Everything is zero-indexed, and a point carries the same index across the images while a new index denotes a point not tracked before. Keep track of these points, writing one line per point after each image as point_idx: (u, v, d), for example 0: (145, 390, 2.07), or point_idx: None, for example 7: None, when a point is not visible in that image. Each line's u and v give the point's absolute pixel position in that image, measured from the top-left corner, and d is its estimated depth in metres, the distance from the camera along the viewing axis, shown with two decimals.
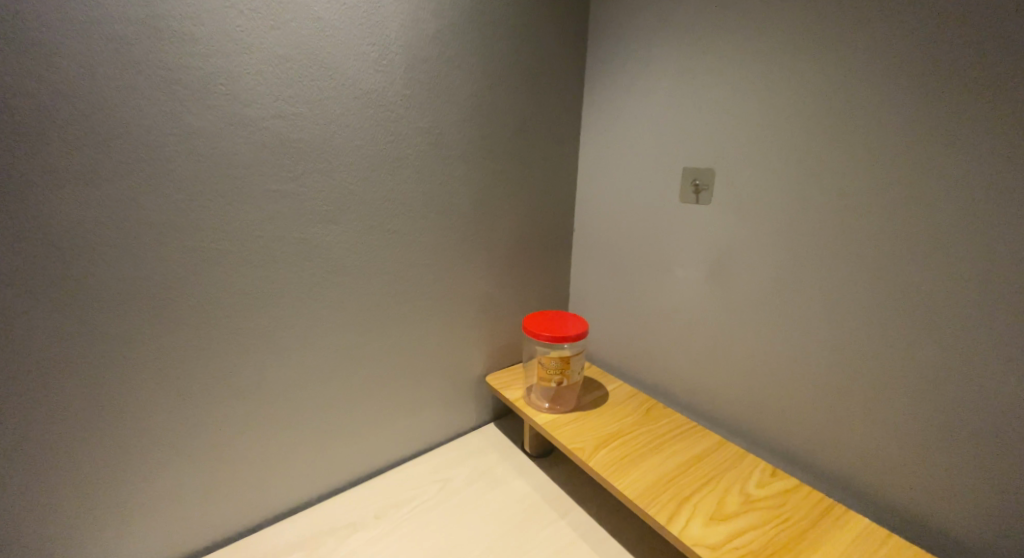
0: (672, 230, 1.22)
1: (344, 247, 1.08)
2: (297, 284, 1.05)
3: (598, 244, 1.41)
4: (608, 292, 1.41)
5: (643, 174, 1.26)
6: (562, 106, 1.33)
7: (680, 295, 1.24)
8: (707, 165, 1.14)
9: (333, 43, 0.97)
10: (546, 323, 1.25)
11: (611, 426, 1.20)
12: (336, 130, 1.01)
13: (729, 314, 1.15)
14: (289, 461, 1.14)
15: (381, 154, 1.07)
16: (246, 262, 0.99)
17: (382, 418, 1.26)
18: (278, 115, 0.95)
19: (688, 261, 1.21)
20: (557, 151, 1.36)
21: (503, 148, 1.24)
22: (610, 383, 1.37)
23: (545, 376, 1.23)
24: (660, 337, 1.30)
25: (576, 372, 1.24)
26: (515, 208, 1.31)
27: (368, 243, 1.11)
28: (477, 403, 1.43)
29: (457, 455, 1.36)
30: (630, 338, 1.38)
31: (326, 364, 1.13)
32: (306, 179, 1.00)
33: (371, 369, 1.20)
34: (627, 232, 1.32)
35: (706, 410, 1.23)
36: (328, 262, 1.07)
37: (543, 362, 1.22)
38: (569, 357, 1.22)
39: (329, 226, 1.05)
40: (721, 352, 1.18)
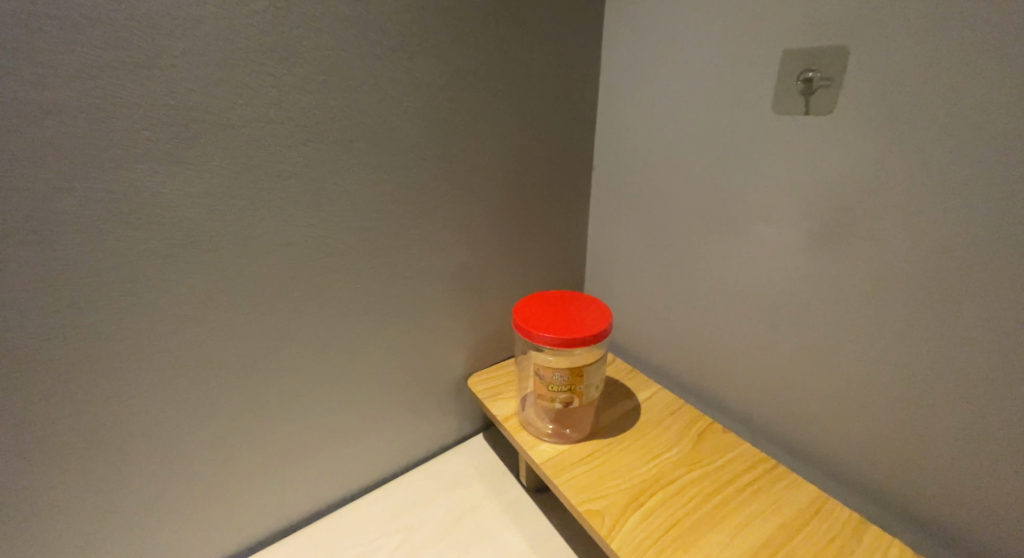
0: (754, 165, 0.76)
1: (210, 202, 0.66)
2: (134, 265, 0.64)
3: (627, 187, 0.96)
4: (642, 259, 0.96)
5: (706, 73, 0.78)
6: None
7: (760, 269, 0.79)
8: (827, 47, 0.65)
9: None
10: (550, 315, 0.83)
11: (645, 468, 0.80)
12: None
13: (847, 303, 0.70)
14: (172, 525, 0.77)
15: (255, 40, 0.63)
16: (23, 231, 0.57)
17: (315, 450, 0.88)
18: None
19: (777, 216, 0.75)
20: (566, 44, 0.88)
21: (476, 37, 0.78)
22: (645, 387, 0.96)
23: (547, 394, 0.82)
24: (723, 330, 0.86)
25: (593, 387, 0.83)
26: (500, 135, 0.87)
27: (256, 195, 0.68)
28: (457, 413, 1.04)
29: (429, 488, 0.98)
30: (674, 328, 0.94)
31: (210, 383, 0.73)
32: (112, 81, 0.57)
33: (290, 385, 0.80)
34: (675, 170, 0.86)
35: (795, 443, 0.81)
36: (186, 227, 0.65)
37: (543, 374, 0.81)
38: (583, 367, 0.81)
39: (175, 166, 0.62)
40: (825, 360, 0.74)
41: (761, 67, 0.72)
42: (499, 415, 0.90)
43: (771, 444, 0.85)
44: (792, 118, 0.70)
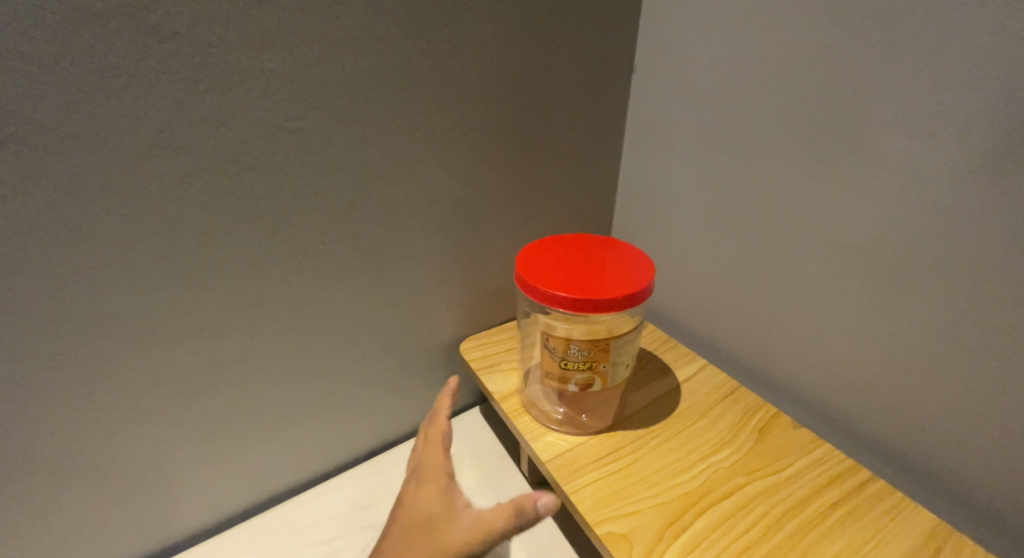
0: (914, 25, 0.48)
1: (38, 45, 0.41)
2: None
3: (690, 92, 0.69)
4: (704, 184, 0.70)
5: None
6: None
7: (897, 193, 0.53)
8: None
9: None
10: (568, 267, 0.60)
11: (686, 476, 0.59)
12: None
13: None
14: (49, 528, 0.56)
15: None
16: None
17: (256, 428, 0.65)
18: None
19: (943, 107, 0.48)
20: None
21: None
22: (685, 364, 0.75)
23: (560, 373, 0.61)
24: (821, 283, 0.61)
25: (621, 367, 0.61)
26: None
27: (121, 45, 0.43)
28: (448, 381, 0.81)
29: (410, 474, 0.76)
30: (743, 279, 0.69)
31: (82, 336, 0.50)
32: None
33: (211, 342, 0.57)
34: (772, 48, 0.59)
35: (914, 447, 0.58)
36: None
37: (555, 348, 0.59)
38: (611, 341, 0.59)
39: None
40: (995, 332, 0.49)
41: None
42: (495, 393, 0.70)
43: (876, 444, 0.61)
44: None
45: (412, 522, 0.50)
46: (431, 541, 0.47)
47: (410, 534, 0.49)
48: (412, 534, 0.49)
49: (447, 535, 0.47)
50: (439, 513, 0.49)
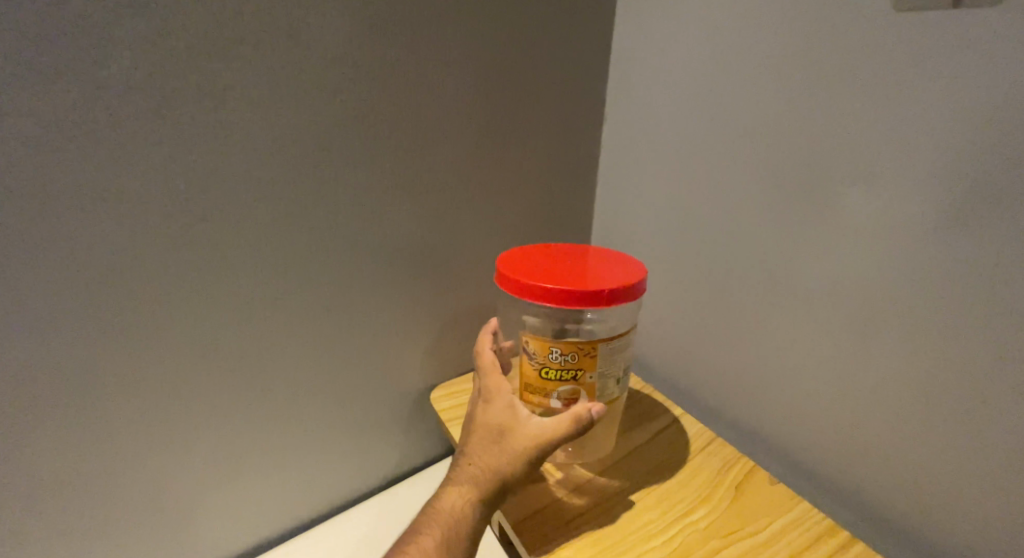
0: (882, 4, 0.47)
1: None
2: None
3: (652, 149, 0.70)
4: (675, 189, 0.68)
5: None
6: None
7: (871, 182, 0.50)
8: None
9: None
10: (552, 267, 0.58)
11: (658, 541, 0.56)
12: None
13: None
14: None
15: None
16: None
17: (202, 483, 0.61)
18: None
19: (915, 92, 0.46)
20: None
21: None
22: (663, 415, 0.73)
23: (540, 381, 0.56)
24: (802, 290, 0.57)
25: (609, 379, 0.57)
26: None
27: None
28: (408, 407, 0.75)
29: (368, 534, 0.70)
30: (719, 289, 0.66)
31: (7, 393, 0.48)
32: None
33: (118, 341, 0.51)
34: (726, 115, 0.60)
35: (905, 467, 0.53)
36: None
37: (535, 355, 0.55)
38: (597, 345, 0.55)
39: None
40: (982, 332, 0.46)
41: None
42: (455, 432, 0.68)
43: (857, 494, 0.57)
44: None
45: (480, 431, 0.54)
46: (502, 448, 0.52)
47: (482, 439, 0.54)
48: (484, 442, 0.53)
49: (517, 438, 0.52)
50: (508, 421, 0.54)
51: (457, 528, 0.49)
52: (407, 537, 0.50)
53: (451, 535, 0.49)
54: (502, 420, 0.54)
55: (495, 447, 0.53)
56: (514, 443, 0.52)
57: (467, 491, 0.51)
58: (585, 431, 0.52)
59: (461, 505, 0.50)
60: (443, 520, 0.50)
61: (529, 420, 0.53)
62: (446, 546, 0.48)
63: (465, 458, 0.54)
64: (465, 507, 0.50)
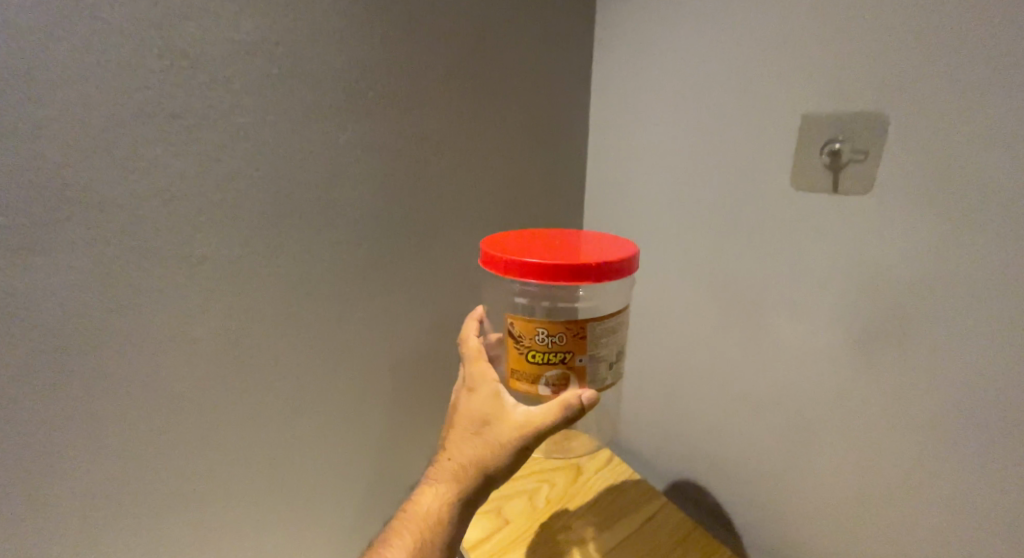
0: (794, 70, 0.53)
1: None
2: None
3: None
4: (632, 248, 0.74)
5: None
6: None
7: (773, 303, 0.58)
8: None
9: None
10: (538, 246, 0.54)
11: None
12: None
13: (914, 294, 0.48)
14: None
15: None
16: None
17: None
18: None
19: (821, 140, 0.51)
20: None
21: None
22: (648, 501, 0.69)
23: (526, 366, 0.50)
24: (733, 422, 0.66)
25: (601, 364, 0.50)
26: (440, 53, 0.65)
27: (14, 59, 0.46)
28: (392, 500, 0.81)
29: None
30: (668, 353, 0.72)
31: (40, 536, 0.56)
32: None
33: (124, 445, 0.58)
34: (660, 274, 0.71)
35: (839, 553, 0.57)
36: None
37: (521, 336, 0.50)
38: (587, 326, 0.49)
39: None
40: (890, 345, 0.50)
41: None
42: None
43: None
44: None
45: (463, 423, 0.53)
46: (484, 442, 0.51)
47: (464, 433, 0.53)
48: (466, 434, 0.53)
49: (501, 431, 0.51)
50: (491, 411, 0.52)
51: (434, 534, 0.51)
52: (386, 544, 0.51)
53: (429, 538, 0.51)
54: (484, 412, 0.52)
55: (475, 442, 0.52)
56: (495, 438, 0.51)
57: (445, 492, 0.52)
58: (575, 418, 0.49)
59: (437, 508, 0.52)
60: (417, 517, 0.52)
61: (513, 408, 0.51)
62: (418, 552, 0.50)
63: (449, 448, 0.54)
64: (443, 510, 0.51)
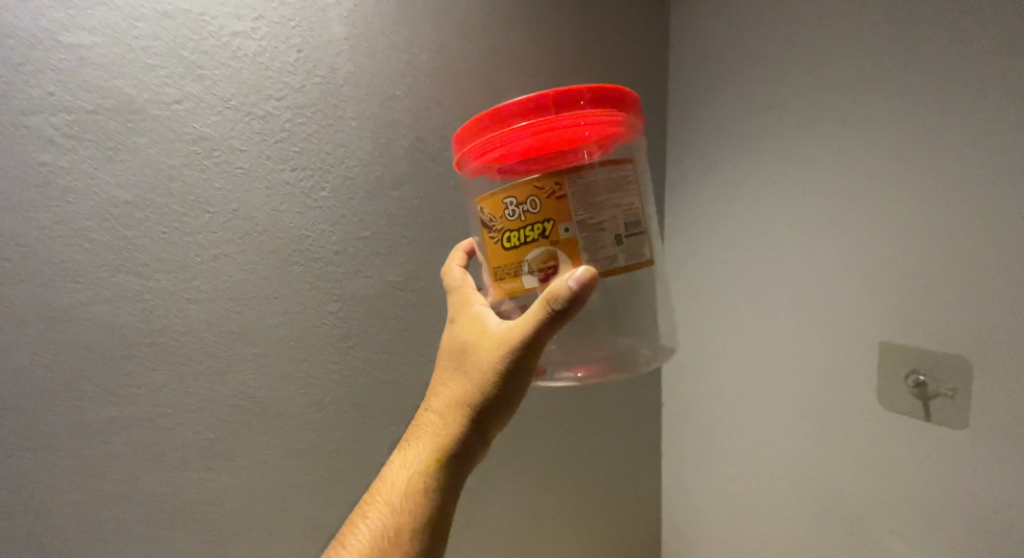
0: (865, 281, 0.57)
1: (157, 327, 0.49)
2: (18, 414, 0.46)
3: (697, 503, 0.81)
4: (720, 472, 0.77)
5: (809, 138, 0.60)
6: (633, 31, 0.71)
7: (872, 535, 0.60)
8: (907, 81, 0.52)
9: (116, 162, 0.45)
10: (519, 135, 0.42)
11: None
12: (191, 96, 0.47)
13: (1009, 530, 0.50)
14: None
15: (305, 148, 0.52)
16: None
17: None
18: (32, 35, 0.42)
19: (902, 366, 0.55)
20: (658, 132, 0.75)
21: None
22: None
23: (503, 255, 0.41)
24: None
25: (600, 236, 0.40)
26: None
27: (252, 330, 0.52)
28: None
29: None
30: None
31: None
32: (95, 175, 0.45)
33: None
34: (750, 493, 0.73)
35: None
36: (110, 362, 0.48)
37: (490, 219, 0.41)
38: (565, 180, 0.39)
39: (125, 274, 0.47)
40: None
41: (868, 123, 0.55)
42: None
43: None
44: (886, 180, 0.55)
45: (445, 359, 0.47)
46: (467, 373, 0.44)
47: (447, 364, 0.46)
48: (449, 370, 0.46)
49: (484, 350, 0.43)
50: (473, 337, 0.45)
51: (410, 501, 0.42)
52: (367, 502, 0.43)
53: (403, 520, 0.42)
54: (464, 340, 0.45)
55: (456, 379, 0.45)
56: (476, 365, 0.44)
57: (427, 440, 0.44)
58: (570, 310, 0.39)
59: (420, 461, 0.43)
60: (396, 480, 0.43)
61: (494, 326, 0.44)
62: (399, 500, 0.42)
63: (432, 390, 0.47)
64: (425, 461, 0.43)
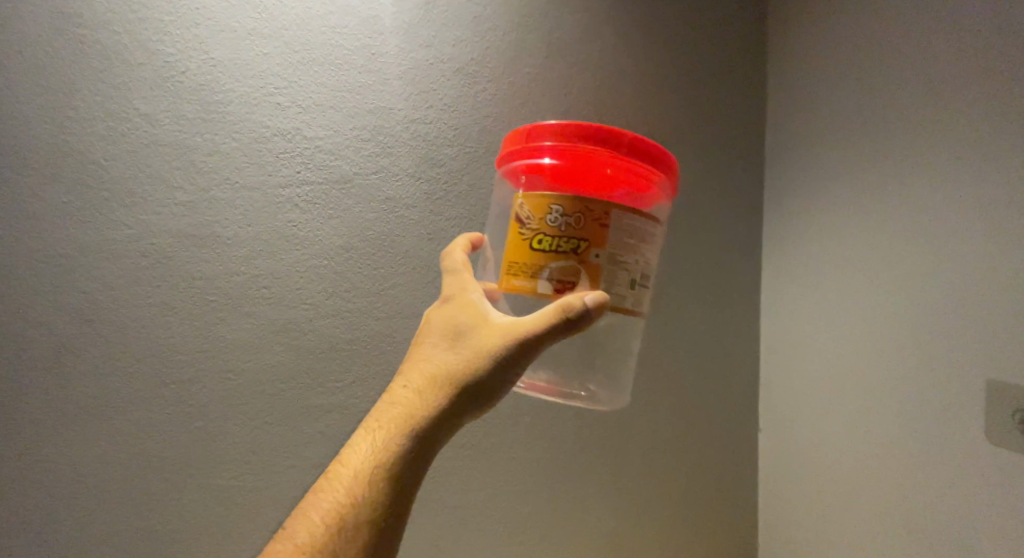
0: (966, 321, 0.63)
1: (352, 339, 0.67)
2: (262, 397, 0.64)
3: (794, 541, 0.81)
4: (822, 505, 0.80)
5: (905, 199, 0.70)
6: (725, 108, 0.85)
7: None
8: (981, 157, 0.63)
9: (339, 218, 0.65)
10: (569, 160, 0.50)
11: None
12: (383, 168, 0.66)
13: None
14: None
15: (461, 204, 0.69)
16: (218, 343, 0.63)
17: None
18: (290, 133, 0.63)
19: (1008, 404, 0.59)
20: (775, 191, 0.87)
21: (697, 176, 0.81)
22: None
23: (530, 254, 0.48)
24: None
25: (620, 273, 0.48)
26: (682, 293, 0.81)
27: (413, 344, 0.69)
28: None
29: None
30: None
31: None
32: (320, 227, 0.64)
33: None
34: (848, 527, 0.74)
35: None
36: (320, 363, 0.66)
37: (532, 218, 0.48)
38: (609, 212, 0.47)
39: (334, 298, 0.66)
40: None
41: (951, 188, 0.65)
42: None
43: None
44: (981, 236, 0.62)
45: (439, 334, 0.50)
46: (466, 352, 0.48)
47: (443, 340, 0.50)
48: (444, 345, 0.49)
49: (490, 336, 0.48)
50: (475, 321, 0.49)
51: (386, 465, 0.43)
52: (341, 460, 0.44)
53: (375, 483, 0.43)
54: (468, 322, 0.50)
55: (450, 354, 0.48)
56: (476, 346, 0.48)
57: (410, 406, 0.46)
58: (579, 324, 0.46)
59: (404, 425, 0.45)
60: (375, 443, 0.44)
61: (500, 317, 0.49)
62: (377, 462, 0.43)
63: (422, 358, 0.49)
64: (409, 427, 0.45)
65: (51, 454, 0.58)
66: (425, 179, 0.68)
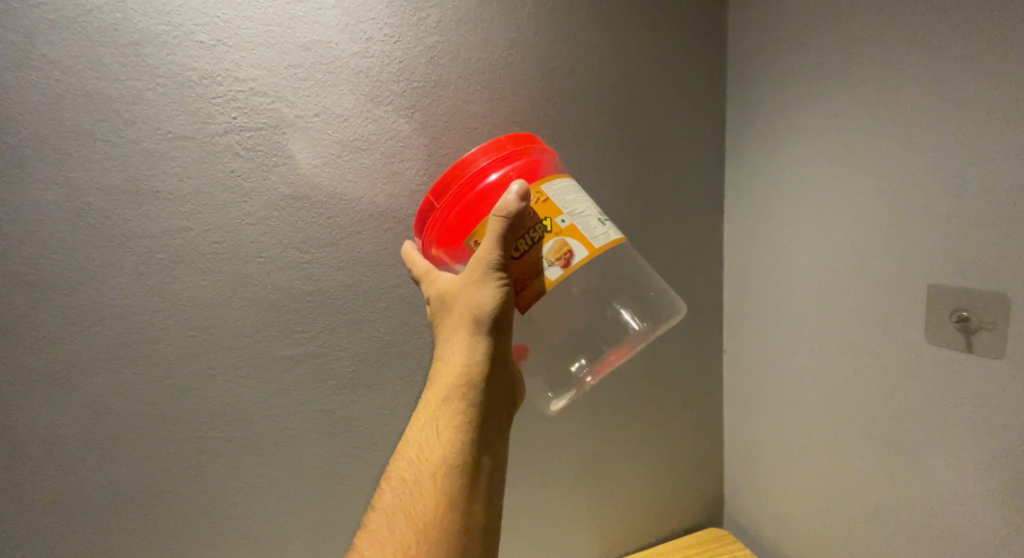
0: (910, 229, 0.66)
1: (316, 285, 0.66)
2: (232, 351, 0.64)
3: (759, 426, 0.91)
4: (778, 407, 0.87)
5: (859, 109, 0.69)
6: (682, 13, 0.80)
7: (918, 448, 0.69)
8: (933, 64, 0.62)
9: (284, 164, 0.62)
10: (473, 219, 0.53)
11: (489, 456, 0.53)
12: (325, 110, 0.62)
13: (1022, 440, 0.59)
14: None
15: (411, 140, 0.66)
16: (174, 298, 0.61)
17: None
18: (220, 75, 0.58)
19: (947, 307, 0.63)
20: (734, 99, 0.85)
21: (653, 91, 0.80)
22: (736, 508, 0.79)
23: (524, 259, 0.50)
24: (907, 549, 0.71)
25: (591, 219, 0.51)
26: (642, 212, 0.82)
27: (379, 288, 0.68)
28: None
29: None
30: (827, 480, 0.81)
31: None
32: (267, 176, 0.62)
33: None
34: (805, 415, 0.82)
35: None
36: (285, 315, 0.65)
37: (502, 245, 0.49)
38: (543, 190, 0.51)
39: (292, 249, 0.64)
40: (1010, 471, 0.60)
41: (900, 94, 0.65)
42: (585, 485, 0.87)
43: None
44: (927, 145, 0.63)
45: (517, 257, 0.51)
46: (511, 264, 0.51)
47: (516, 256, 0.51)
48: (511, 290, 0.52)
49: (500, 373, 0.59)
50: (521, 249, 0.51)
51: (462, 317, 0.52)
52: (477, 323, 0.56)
53: (427, 453, 0.48)
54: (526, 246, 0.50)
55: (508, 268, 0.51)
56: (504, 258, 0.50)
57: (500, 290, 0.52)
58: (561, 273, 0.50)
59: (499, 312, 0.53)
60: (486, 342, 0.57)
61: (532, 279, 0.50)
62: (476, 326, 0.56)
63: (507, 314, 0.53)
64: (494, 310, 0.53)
65: (25, 423, 0.58)
66: (371, 117, 0.64)
